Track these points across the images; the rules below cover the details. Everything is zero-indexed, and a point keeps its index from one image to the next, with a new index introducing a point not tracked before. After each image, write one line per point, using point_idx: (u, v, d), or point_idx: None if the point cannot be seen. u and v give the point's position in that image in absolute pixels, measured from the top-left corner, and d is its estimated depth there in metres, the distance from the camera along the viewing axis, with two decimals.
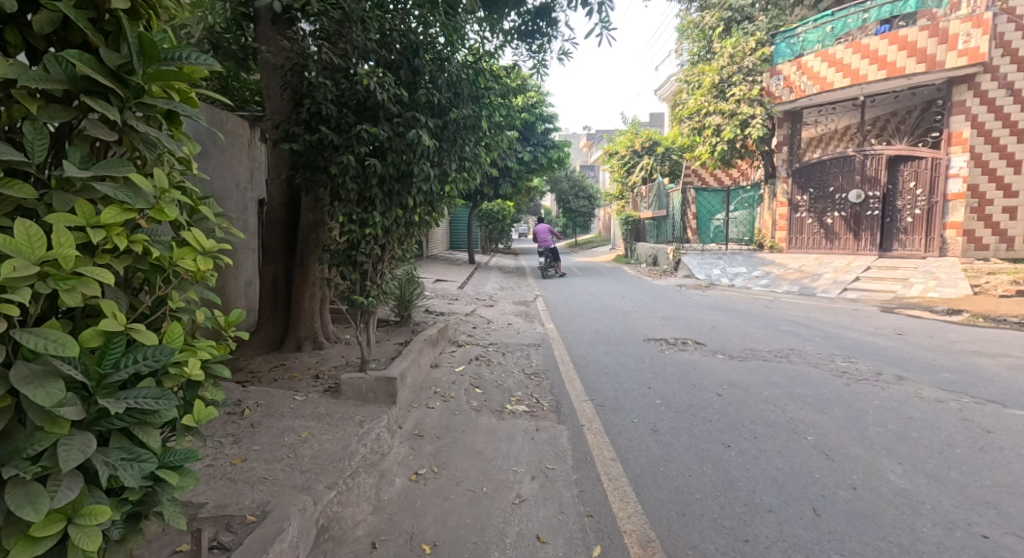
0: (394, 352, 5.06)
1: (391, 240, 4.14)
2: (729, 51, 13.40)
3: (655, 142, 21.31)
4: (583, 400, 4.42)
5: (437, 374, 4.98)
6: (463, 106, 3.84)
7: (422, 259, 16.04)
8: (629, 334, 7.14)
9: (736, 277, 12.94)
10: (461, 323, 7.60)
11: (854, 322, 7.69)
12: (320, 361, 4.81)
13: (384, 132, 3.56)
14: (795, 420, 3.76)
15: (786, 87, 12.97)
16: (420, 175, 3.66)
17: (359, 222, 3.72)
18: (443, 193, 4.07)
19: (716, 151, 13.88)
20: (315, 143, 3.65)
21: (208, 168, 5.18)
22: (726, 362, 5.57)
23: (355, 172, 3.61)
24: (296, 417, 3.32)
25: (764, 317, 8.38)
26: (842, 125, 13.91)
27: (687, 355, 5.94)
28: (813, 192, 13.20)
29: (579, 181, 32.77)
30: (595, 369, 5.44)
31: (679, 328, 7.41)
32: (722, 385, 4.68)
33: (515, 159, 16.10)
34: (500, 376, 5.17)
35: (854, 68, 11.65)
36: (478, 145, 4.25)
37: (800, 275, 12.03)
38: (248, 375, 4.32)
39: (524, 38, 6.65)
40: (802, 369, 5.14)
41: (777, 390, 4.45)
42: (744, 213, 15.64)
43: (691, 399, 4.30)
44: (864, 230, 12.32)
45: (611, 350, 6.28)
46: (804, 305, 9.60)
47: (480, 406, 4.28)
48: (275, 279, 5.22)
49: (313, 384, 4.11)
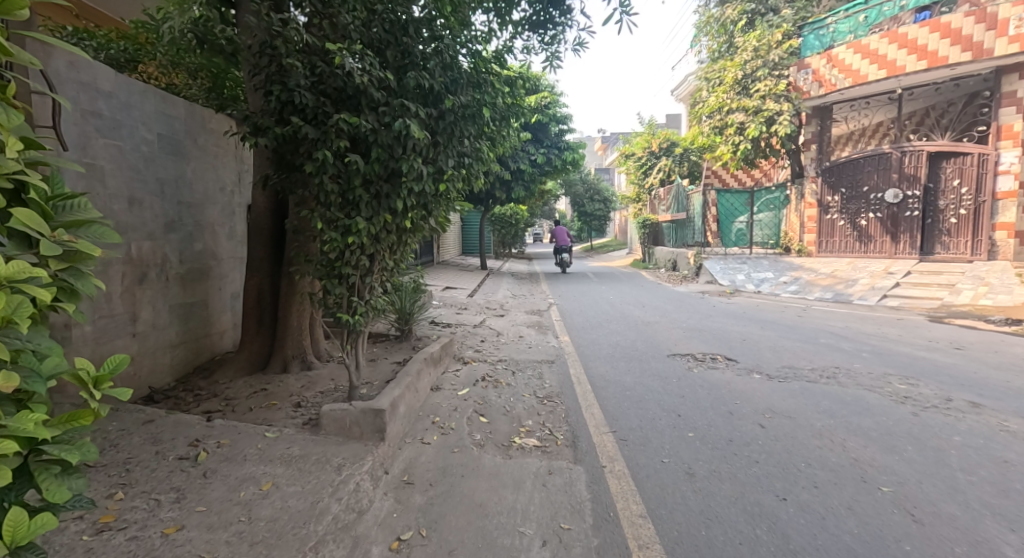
0: (388, 374, 4.54)
1: (381, 250, 3.61)
2: (752, 44, 12.76)
3: (673, 143, 20.60)
4: (603, 432, 3.84)
5: (437, 399, 4.44)
6: (461, 93, 3.30)
7: (432, 265, 15.57)
8: (652, 348, 6.52)
9: (762, 282, 12.21)
10: (468, 336, 7.04)
11: (904, 335, 6.96)
12: (308, 385, 4.31)
13: (367, 122, 3.01)
14: (861, 462, 3.12)
15: (815, 81, 12.27)
16: (411, 173, 3.11)
17: (342, 230, 3.18)
18: (442, 195, 3.52)
19: (739, 150, 13.23)
20: (289, 137, 3.11)
21: (188, 171, 4.72)
22: (764, 383, 4.93)
23: (334, 171, 3.08)
24: (262, 462, 2.78)
25: (799, 328, 7.70)
26: (875, 121, 13.11)
27: (718, 374, 5.31)
28: (845, 191, 12.44)
29: (594, 184, 32.14)
30: (616, 391, 4.83)
31: (706, 341, 6.76)
32: (763, 413, 4.04)
33: (528, 161, 15.58)
34: (509, 400, 4.61)
35: (890, 58, 10.92)
36: (480, 139, 3.71)
37: (833, 280, 11.30)
38: (221, 404, 3.81)
39: (536, 29, 6.11)
40: (855, 393, 4.48)
41: (831, 421, 3.80)
42: (769, 215, 14.67)
43: (730, 433, 3.68)
44: (903, 232, 11.50)
45: (634, 368, 5.66)
46: (842, 314, 8.89)
47: (484, 440, 3.72)
48: (261, 292, 4.75)
49: (292, 415, 3.58)
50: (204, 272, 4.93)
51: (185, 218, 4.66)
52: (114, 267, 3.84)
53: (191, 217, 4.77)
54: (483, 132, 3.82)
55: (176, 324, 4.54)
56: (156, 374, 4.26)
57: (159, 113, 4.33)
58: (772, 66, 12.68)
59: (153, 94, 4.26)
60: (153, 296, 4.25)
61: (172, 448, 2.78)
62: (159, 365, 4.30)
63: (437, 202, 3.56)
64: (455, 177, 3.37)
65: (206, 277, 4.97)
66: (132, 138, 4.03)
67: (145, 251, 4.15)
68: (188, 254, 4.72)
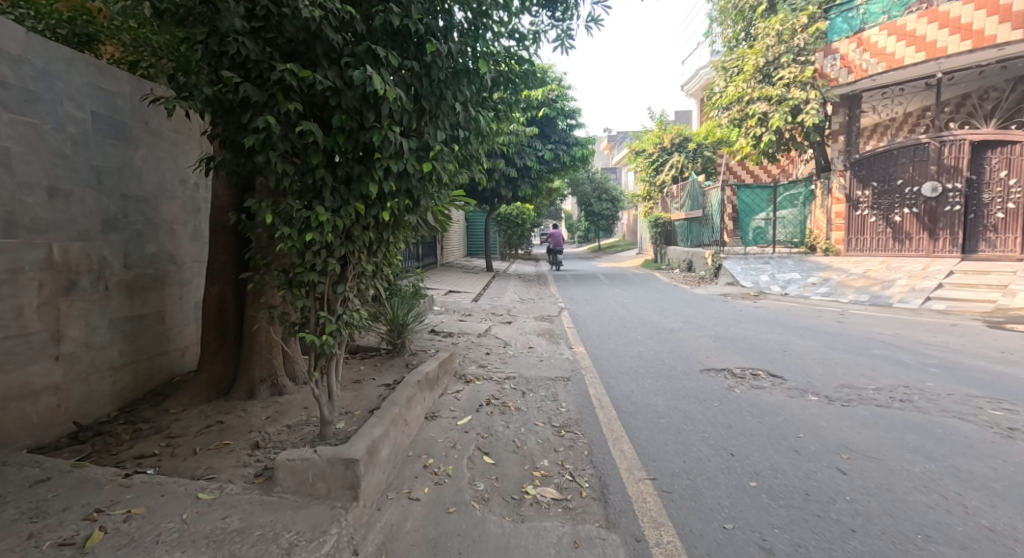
0: (373, 402, 3.78)
1: (359, 251, 2.86)
2: (776, 29, 11.91)
3: (685, 138, 19.76)
4: (639, 480, 3.06)
5: (430, 433, 3.66)
6: (452, 46, 2.54)
7: (435, 268, 14.84)
8: (681, 361, 5.73)
9: (788, 284, 11.39)
10: (470, 348, 6.27)
11: (968, 344, 6.13)
12: (275, 416, 3.52)
13: (325, 79, 2.24)
14: (1000, 535, 2.33)
15: (843, 67, 11.58)
16: (389, 149, 2.35)
17: (298, 224, 2.42)
18: (434, 179, 2.76)
19: (761, 142, 12.42)
20: (227, 102, 2.34)
21: (137, 159, 3.96)
22: (826, 408, 4.11)
23: (286, 147, 2.33)
24: (181, 545, 2.01)
25: (843, 335, 6.88)
26: (910, 110, 12.23)
27: (765, 396, 4.52)
28: (877, 185, 11.60)
29: (602, 183, 31.35)
30: (647, 420, 4.04)
31: (742, 354, 5.95)
32: (838, 452, 3.24)
33: (535, 157, 14.76)
34: (519, 432, 3.85)
35: (930, 40, 10.16)
36: (477, 106, 2.94)
37: (867, 281, 10.44)
38: (160, 444, 3.05)
39: (548, 4, 5.29)
40: (944, 422, 3.66)
41: (933, 465, 2.99)
42: (792, 212, 13.78)
43: (805, 483, 2.88)
44: (942, 228, 10.63)
45: (664, 387, 4.87)
46: (884, 319, 8.05)
47: (488, 492, 2.94)
48: (223, 302, 3.99)
49: (244, 462, 2.82)
50: (159, 278, 4.17)
51: (133, 215, 3.90)
52: (26, 275, 3.10)
53: (143, 213, 4.02)
54: (480, 101, 3.05)
55: (119, 342, 3.78)
56: (90, 406, 3.51)
57: (94, 89, 3.59)
58: (797, 52, 11.85)
59: (83, 63, 3.51)
60: (86, 310, 3.49)
61: (56, 528, 2.02)
62: (94, 393, 3.55)
63: (430, 190, 2.80)
64: (447, 155, 2.61)
65: (161, 285, 4.20)
66: (53, 116, 3.29)
67: (75, 255, 3.41)
68: (138, 257, 3.97)
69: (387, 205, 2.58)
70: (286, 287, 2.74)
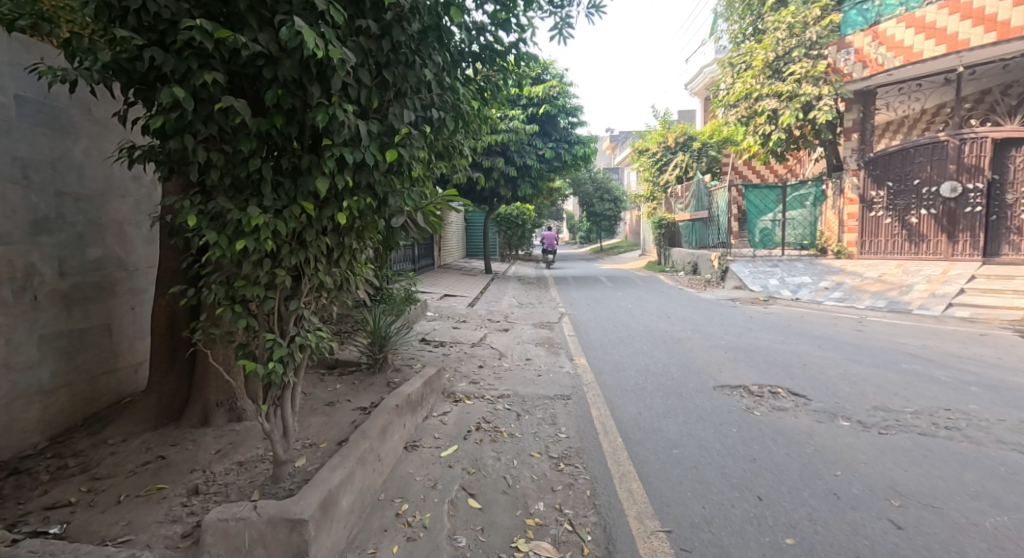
0: (344, 432, 3.28)
1: (316, 259, 2.37)
2: (786, 22, 11.42)
3: (690, 137, 19.23)
4: (651, 534, 2.56)
5: (408, 468, 3.17)
6: (418, 3, 2.07)
7: (432, 271, 14.37)
8: (692, 377, 5.23)
9: (799, 288, 10.89)
10: (462, 360, 5.77)
11: (1005, 357, 5.62)
12: (227, 449, 3.02)
13: (254, 42, 1.75)
14: None
15: (858, 62, 11.15)
16: (341, 132, 1.88)
17: (231, 228, 1.94)
18: (405, 170, 2.29)
19: (770, 140, 11.92)
20: (135, 74, 1.84)
21: (76, 151, 3.46)
22: (862, 437, 3.60)
23: (211, 131, 1.85)
24: None
25: (866, 346, 6.37)
26: (931, 106, 11.67)
27: (789, 419, 4.02)
28: (892, 185, 11.09)
29: (604, 183, 30.87)
30: (657, 450, 3.54)
31: (758, 368, 5.45)
32: (888, 497, 2.75)
33: (535, 156, 14.25)
34: (511, 465, 3.35)
35: (951, 32, 9.71)
36: (453, 80, 2.46)
37: (882, 286, 9.96)
38: (80, 490, 2.57)
39: None
40: (1003, 457, 3.17)
41: (1006, 519, 2.50)
42: (802, 213, 13.27)
43: (853, 542, 2.39)
44: (962, 230, 10.12)
45: (675, 408, 4.37)
46: (907, 327, 7.54)
47: (470, 550, 2.45)
48: (174, 314, 3.49)
49: (174, 514, 2.34)
50: (105, 287, 3.66)
51: (72, 215, 3.41)
52: None
53: (85, 213, 3.52)
54: (458, 75, 2.57)
55: (53, 361, 3.30)
56: (11, 438, 3.04)
57: (18, 69, 3.11)
58: (809, 45, 11.34)
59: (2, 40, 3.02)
60: (7, 326, 3.02)
61: None
62: (17, 422, 3.08)
63: (401, 183, 2.33)
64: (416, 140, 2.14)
65: (109, 294, 3.70)
66: None
67: None
68: (80, 264, 3.48)
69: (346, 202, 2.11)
70: (226, 304, 2.26)
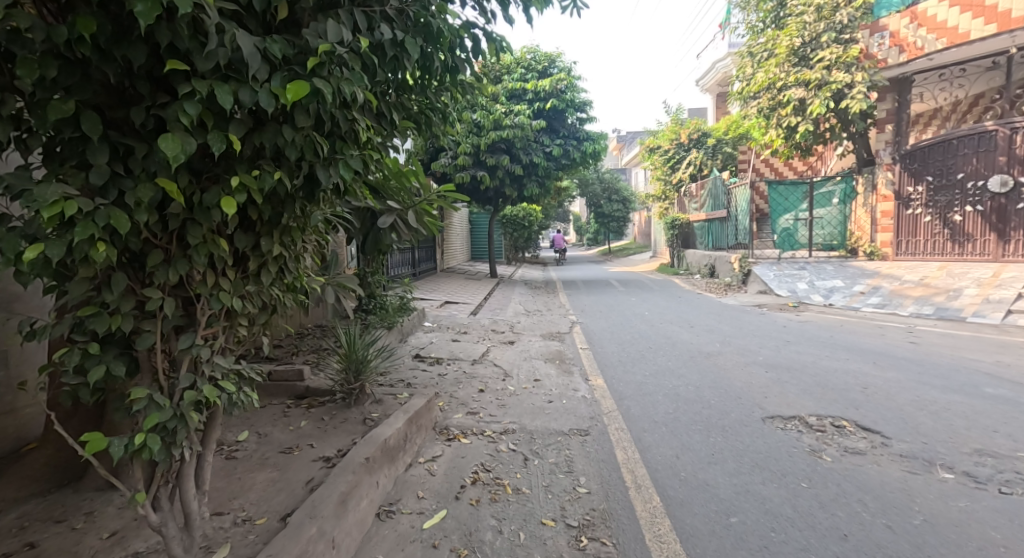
0: (293, 499, 2.47)
1: (218, 270, 1.57)
2: (814, 4, 10.51)
3: (704, 133, 18.29)
4: None
5: (375, 551, 2.36)
6: None
7: (433, 275, 13.60)
8: (733, 405, 4.38)
9: (831, 292, 10.00)
10: (458, 383, 4.95)
11: None
12: (126, 530, 2.19)
13: None
14: None
15: (894, 46, 10.35)
16: (209, 46, 1.22)
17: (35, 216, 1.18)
18: (342, 131, 1.57)
19: (797, 133, 11.03)
20: None
21: None
22: (982, 499, 2.73)
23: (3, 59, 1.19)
24: None
25: (932, 362, 5.47)
26: (972, 94, 10.81)
27: (871, 468, 3.15)
28: (932, 180, 10.20)
29: (612, 183, 30.02)
30: (710, 518, 2.68)
31: (810, 393, 4.58)
32: None
33: (542, 153, 13.50)
34: (515, 541, 2.51)
35: (1003, 10, 8.88)
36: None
37: (926, 290, 9.05)
38: None
39: None
40: None
41: None
42: (831, 211, 12.35)
43: None
44: (1013, 229, 9.17)
45: (722, 451, 3.51)
46: (969, 338, 6.63)
47: None
48: None
49: None
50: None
51: None
52: None
53: None
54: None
55: None
56: None
57: None
58: (840, 29, 10.45)
59: None
60: None
61: None
62: None
63: (339, 151, 1.60)
64: (347, 75, 1.46)
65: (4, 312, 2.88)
66: None
67: None
68: None
69: (245, 174, 1.38)
70: (77, 345, 1.46)
